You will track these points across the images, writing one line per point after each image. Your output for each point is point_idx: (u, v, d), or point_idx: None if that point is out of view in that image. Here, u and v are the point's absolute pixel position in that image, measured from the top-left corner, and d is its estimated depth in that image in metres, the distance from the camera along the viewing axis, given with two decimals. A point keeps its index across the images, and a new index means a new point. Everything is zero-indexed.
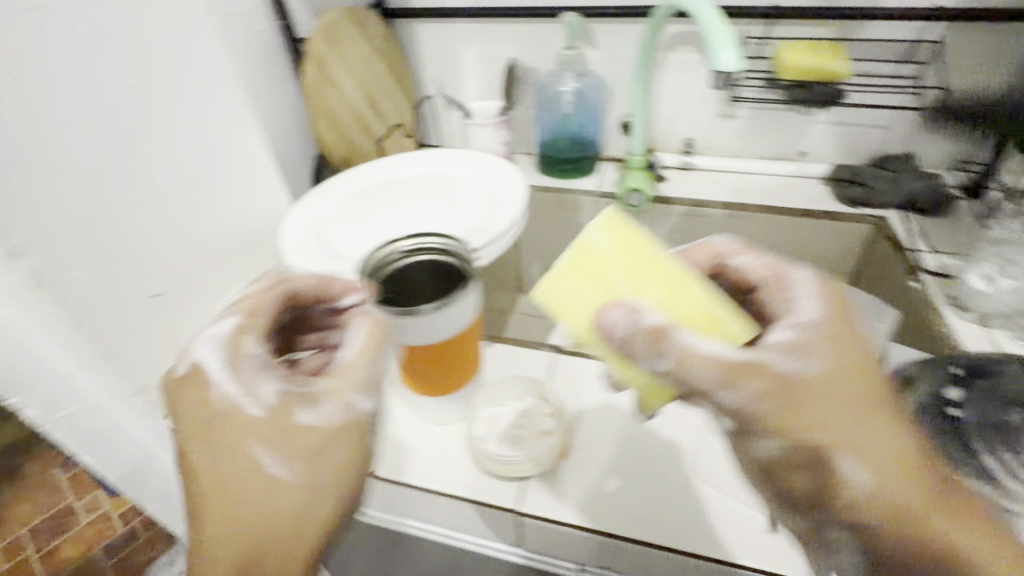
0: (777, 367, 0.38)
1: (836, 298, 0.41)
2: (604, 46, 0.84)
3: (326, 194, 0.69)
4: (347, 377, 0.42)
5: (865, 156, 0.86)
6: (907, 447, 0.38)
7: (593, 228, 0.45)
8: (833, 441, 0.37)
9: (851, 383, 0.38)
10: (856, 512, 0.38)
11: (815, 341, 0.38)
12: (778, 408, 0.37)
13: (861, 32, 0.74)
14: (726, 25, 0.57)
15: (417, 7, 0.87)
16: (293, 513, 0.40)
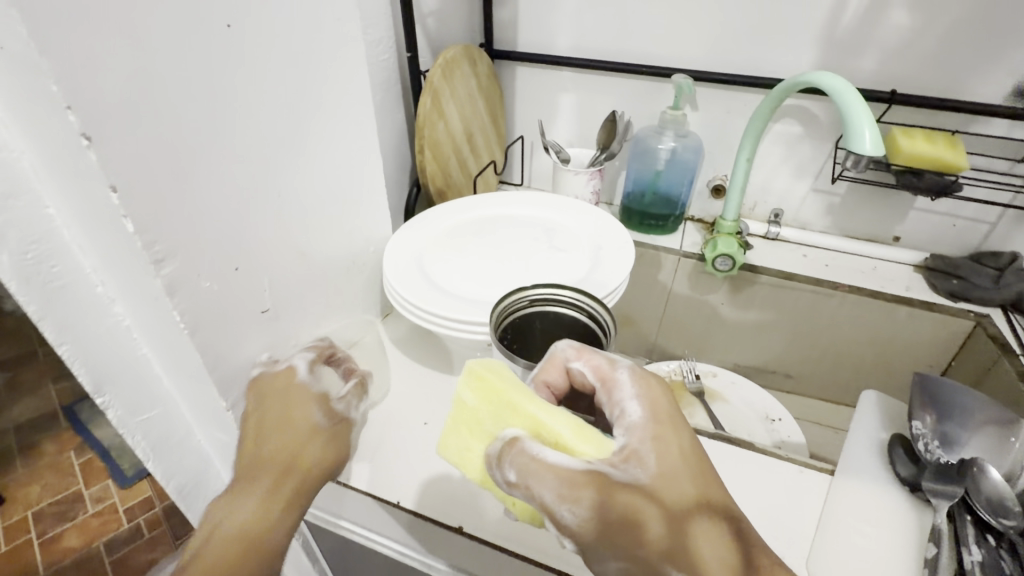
0: (622, 476, 0.36)
1: (657, 398, 0.41)
2: (704, 109, 0.86)
3: (424, 227, 0.68)
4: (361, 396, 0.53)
5: (961, 250, 0.84)
6: (734, 537, 0.36)
7: (460, 383, 0.43)
8: (659, 553, 0.35)
9: (681, 480, 0.37)
10: None
11: (656, 443, 0.38)
12: (603, 528, 0.35)
13: (977, 127, 0.74)
14: (862, 99, 0.58)
15: (526, 52, 0.91)
16: (288, 482, 0.44)
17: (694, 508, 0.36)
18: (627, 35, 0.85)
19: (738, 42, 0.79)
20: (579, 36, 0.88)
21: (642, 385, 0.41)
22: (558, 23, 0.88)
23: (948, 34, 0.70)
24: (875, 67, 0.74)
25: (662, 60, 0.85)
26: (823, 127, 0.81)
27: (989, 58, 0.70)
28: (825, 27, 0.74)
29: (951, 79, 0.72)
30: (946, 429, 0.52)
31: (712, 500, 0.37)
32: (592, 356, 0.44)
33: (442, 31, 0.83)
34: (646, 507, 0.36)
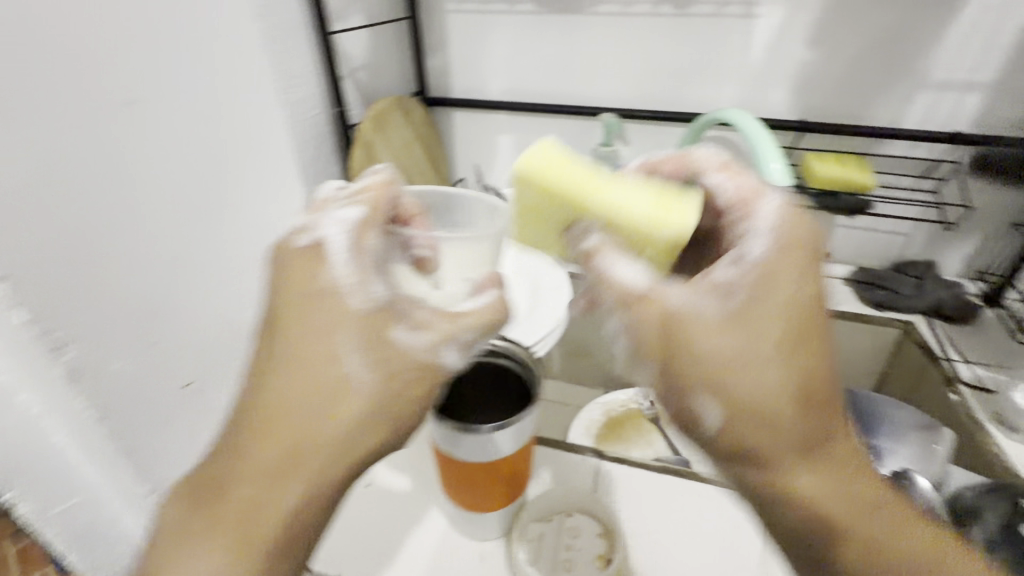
0: (699, 312, 0.37)
1: (787, 254, 0.37)
2: (634, 143, 0.89)
3: None
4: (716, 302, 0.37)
5: (885, 260, 0.89)
6: (805, 387, 0.36)
7: (528, 151, 0.43)
8: (787, 416, 0.35)
9: (772, 319, 0.36)
10: (780, 487, 0.36)
11: (767, 280, 0.36)
12: (732, 366, 0.36)
13: (880, 149, 0.79)
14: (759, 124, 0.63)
15: (460, 97, 0.93)
16: (319, 455, 0.34)
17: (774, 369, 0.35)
18: (556, 77, 0.87)
19: (659, 80, 0.83)
20: (510, 80, 0.90)
21: (794, 224, 0.38)
22: (489, 68, 0.90)
23: (847, 66, 0.75)
24: (786, 98, 0.79)
25: (590, 99, 0.88)
26: (745, 155, 0.86)
27: (886, 85, 0.75)
28: (736, 63, 0.78)
29: (854, 106, 0.77)
30: (875, 442, 0.54)
31: (798, 354, 0.36)
32: (741, 178, 0.41)
33: (374, 81, 0.84)
34: (713, 358, 0.36)
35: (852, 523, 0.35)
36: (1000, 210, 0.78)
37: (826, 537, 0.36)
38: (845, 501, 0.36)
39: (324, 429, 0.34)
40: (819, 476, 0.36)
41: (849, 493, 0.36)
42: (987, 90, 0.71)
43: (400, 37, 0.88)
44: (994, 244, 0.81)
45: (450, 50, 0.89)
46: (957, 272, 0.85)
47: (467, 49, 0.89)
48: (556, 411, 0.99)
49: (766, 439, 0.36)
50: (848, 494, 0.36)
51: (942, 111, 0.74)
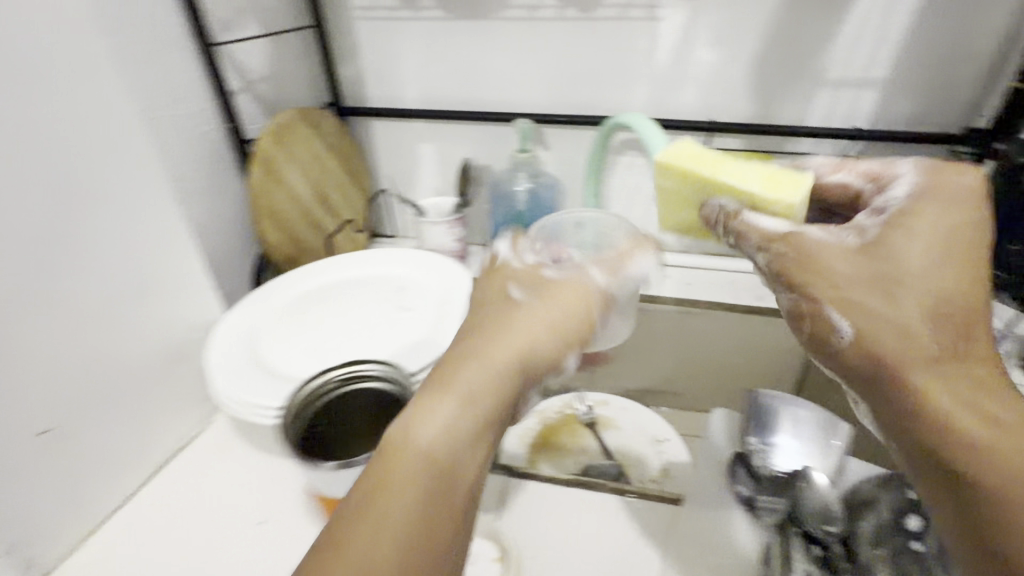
0: (896, 239, 0.36)
1: (946, 183, 0.38)
2: (554, 149, 0.88)
3: (261, 303, 0.65)
4: (925, 220, 0.36)
5: None
6: (949, 304, 0.35)
7: (675, 145, 0.49)
8: (936, 348, 0.34)
9: (913, 249, 0.36)
10: (958, 437, 0.32)
11: (914, 216, 0.37)
12: (870, 289, 0.36)
13: (788, 148, 0.80)
14: (657, 130, 0.62)
15: (375, 107, 0.90)
16: (457, 389, 0.35)
17: (955, 284, 0.35)
18: (470, 84, 0.86)
19: (571, 85, 0.83)
20: (425, 88, 0.88)
21: (938, 172, 0.39)
22: (402, 76, 0.87)
23: (748, 67, 0.76)
24: (694, 100, 0.80)
25: (506, 106, 0.87)
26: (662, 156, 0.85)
27: (787, 85, 0.76)
28: (644, 67, 0.79)
29: (758, 106, 0.78)
30: (773, 439, 0.56)
31: (972, 281, 0.35)
32: (862, 166, 0.43)
33: (279, 94, 0.81)
34: (906, 265, 0.35)
35: (1007, 450, 0.31)
36: None
37: (995, 490, 0.30)
38: (997, 432, 0.31)
39: (495, 379, 0.36)
40: (969, 397, 0.33)
41: (1005, 423, 0.32)
42: (879, 87, 0.74)
43: (306, 47, 0.85)
44: None
45: (361, 59, 0.87)
46: None
47: (378, 59, 0.86)
48: None
49: (941, 380, 0.33)
50: (1007, 431, 0.31)
51: (840, 108, 0.76)
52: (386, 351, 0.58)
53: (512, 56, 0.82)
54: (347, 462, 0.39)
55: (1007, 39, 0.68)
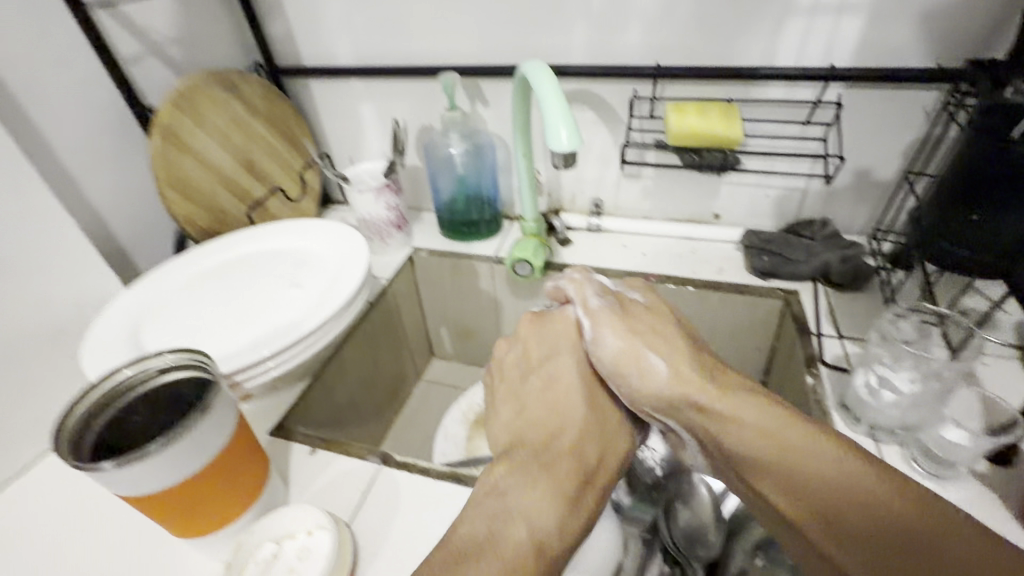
0: (646, 357, 0.43)
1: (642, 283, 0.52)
2: (493, 105, 0.80)
3: (159, 280, 0.64)
4: (626, 339, 0.44)
5: (782, 220, 0.78)
6: (731, 385, 0.40)
7: None
8: (769, 433, 0.36)
9: (659, 360, 0.42)
10: (842, 486, 0.33)
11: (637, 327, 0.45)
12: (686, 406, 0.40)
13: (753, 94, 0.68)
14: (554, 79, 0.54)
15: (308, 66, 0.85)
16: (545, 515, 0.35)
17: (727, 379, 0.41)
18: (398, 36, 0.78)
19: (503, 31, 0.73)
20: (355, 43, 0.81)
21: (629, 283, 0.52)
22: (328, 30, 0.81)
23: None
24: (641, 40, 0.69)
25: (438, 59, 0.79)
26: (611, 109, 0.75)
27: (748, 16, 0.63)
28: (579, 5, 0.68)
29: (717, 44, 0.66)
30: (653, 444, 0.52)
31: (713, 365, 0.42)
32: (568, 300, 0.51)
33: (195, 58, 0.77)
34: (671, 372, 0.41)
35: (865, 497, 0.33)
36: (897, 158, 0.67)
37: (851, 546, 0.32)
38: (833, 488, 0.33)
39: (538, 504, 0.36)
40: (795, 453, 0.35)
41: (848, 479, 0.33)
42: (864, 13, 0.59)
43: (229, 4, 0.81)
44: (895, 197, 0.70)
45: (285, 14, 0.81)
46: (859, 230, 0.75)
47: (303, 12, 0.80)
48: (447, 394, 0.95)
49: (717, 424, 0.38)
50: (804, 457, 0.35)
51: (815, 43, 0.63)
52: (257, 333, 0.55)
53: (436, 0, 0.73)
54: (135, 456, 0.35)
55: None
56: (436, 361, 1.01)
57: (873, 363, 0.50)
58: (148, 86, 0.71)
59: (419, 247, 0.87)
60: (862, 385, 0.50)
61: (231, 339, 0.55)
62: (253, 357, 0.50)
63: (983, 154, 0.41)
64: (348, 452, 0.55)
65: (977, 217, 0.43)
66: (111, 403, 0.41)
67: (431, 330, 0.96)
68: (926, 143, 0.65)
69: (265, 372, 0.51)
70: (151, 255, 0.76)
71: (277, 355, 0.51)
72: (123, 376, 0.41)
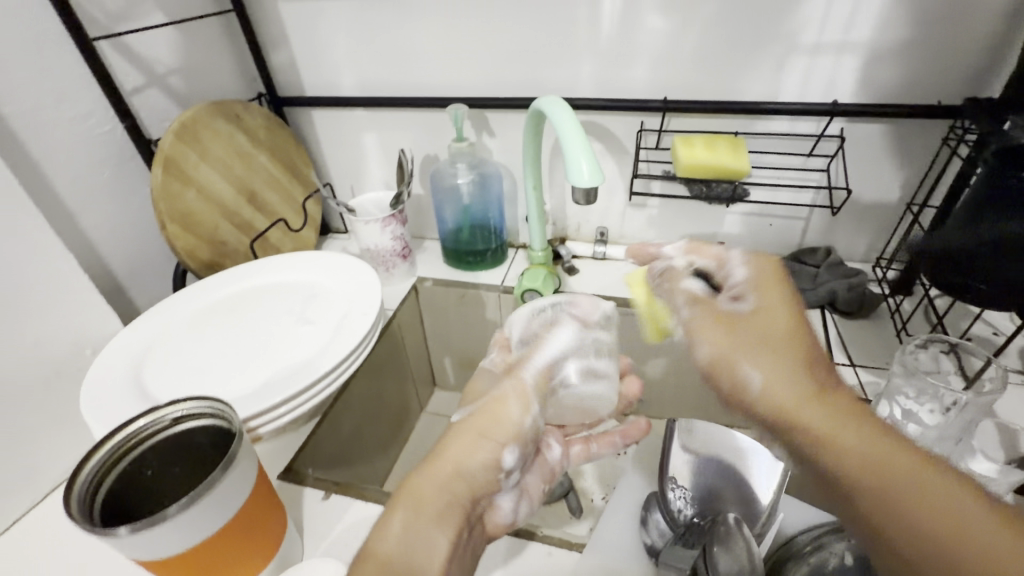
0: (737, 361, 0.39)
1: (766, 271, 0.43)
2: (500, 135, 0.80)
3: (161, 317, 0.61)
4: (738, 318, 0.41)
5: (786, 248, 0.79)
6: (794, 382, 0.37)
7: None
8: (843, 437, 0.33)
9: (756, 376, 0.38)
10: (901, 489, 0.31)
11: (750, 327, 0.40)
12: (791, 390, 0.37)
13: (757, 128, 0.70)
14: (573, 114, 0.54)
15: (311, 96, 0.84)
16: (391, 533, 0.37)
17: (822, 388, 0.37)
18: (404, 67, 0.78)
19: (510, 64, 0.74)
20: (359, 74, 0.81)
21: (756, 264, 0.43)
22: (332, 61, 0.81)
23: (706, 35, 0.65)
24: (648, 75, 0.70)
25: (444, 90, 0.79)
26: (618, 141, 0.76)
27: (752, 55, 0.65)
28: (587, 41, 0.69)
29: (722, 80, 0.68)
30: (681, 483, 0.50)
31: (823, 364, 0.38)
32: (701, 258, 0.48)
33: (197, 88, 0.76)
34: (763, 388, 0.38)
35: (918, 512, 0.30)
36: (898, 189, 0.69)
37: (912, 548, 0.30)
38: (909, 502, 0.30)
39: (387, 543, 0.37)
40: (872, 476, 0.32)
41: (914, 485, 0.31)
42: (864, 52, 0.61)
43: (232, 34, 0.80)
44: (896, 226, 0.72)
45: (289, 46, 0.81)
46: (861, 258, 0.76)
47: (307, 44, 0.80)
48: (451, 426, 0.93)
49: (802, 410, 0.36)
50: (888, 468, 0.31)
51: (817, 80, 0.64)
52: (268, 373, 0.53)
53: (443, 34, 0.74)
54: (150, 522, 0.33)
55: None
56: (438, 392, 0.98)
57: (896, 395, 0.50)
58: (148, 118, 0.69)
59: (424, 276, 0.86)
60: (886, 417, 0.50)
61: (240, 379, 0.53)
62: (267, 402, 0.48)
63: (998, 191, 0.42)
64: (364, 496, 0.53)
65: (997, 254, 0.43)
66: (120, 457, 0.39)
67: (434, 360, 0.95)
68: (925, 174, 0.67)
69: (279, 416, 0.49)
70: (148, 289, 0.73)
71: (293, 398, 0.49)
72: (136, 428, 0.39)
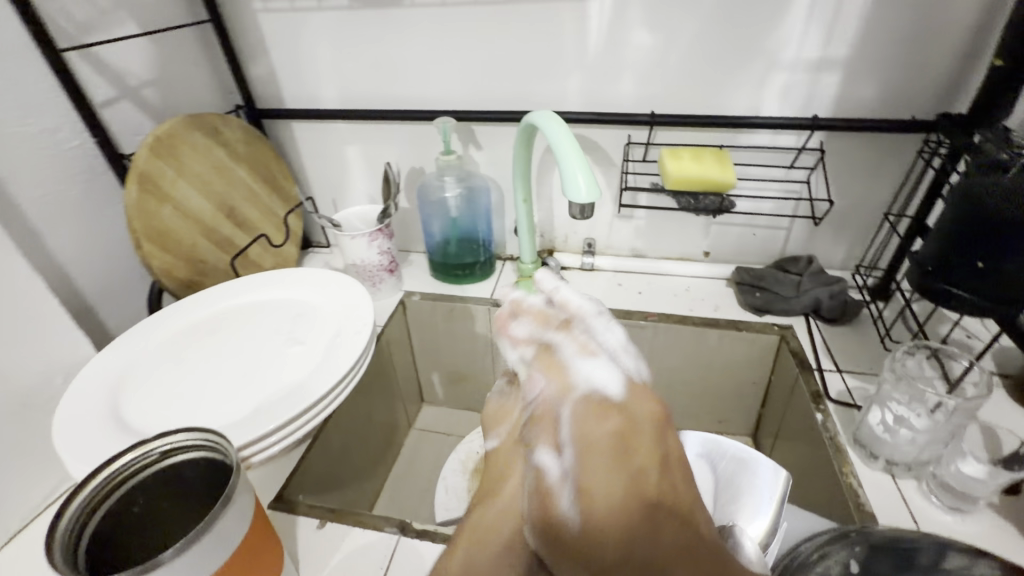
0: (556, 516, 0.30)
1: (599, 431, 0.31)
2: (487, 148, 0.80)
3: (139, 341, 0.58)
4: (587, 415, 0.33)
5: (769, 257, 0.81)
6: (611, 502, 0.29)
7: (711, 166, 0.68)
8: (598, 512, 0.29)
9: (553, 575, 0.30)
10: (607, 542, 0.28)
11: (582, 491, 0.29)
12: (569, 505, 0.30)
13: (741, 141, 0.72)
14: (567, 129, 0.54)
15: (291, 108, 0.82)
16: None
17: (626, 527, 0.28)
18: (387, 79, 0.77)
19: (496, 78, 0.74)
20: (342, 87, 0.79)
21: (589, 419, 0.32)
22: (313, 73, 0.79)
23: (690, 50, 0.67)
24: (634, 89, 0.71)
25: (430, 103, 0.78)
26: (605, 154, 0.76)
27: (735, 70, 0.67)
28: (574, 55, 0.70)
29: (707, 95, 0.69)
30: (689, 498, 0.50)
31: (647, 492, 0.29)
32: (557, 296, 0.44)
33: (172, 101, 0.73)
34: (570, 544, 0.29)
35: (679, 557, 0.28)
36: (875, 199, 0.72)
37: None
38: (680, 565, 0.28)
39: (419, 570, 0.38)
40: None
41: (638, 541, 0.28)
42: (841, 69, 0.64)
43: (207, 45, 0.77)
44: (874, 234, 0.74)
45: (268, 57, 0.79)
46: (840, 266, 0.79)
47: (287, 56, 0.78)
48: (440, 442, 0.91)
49: (561, 521, 0.30)
50: (634, 534, 0.28)
51: (797, 95, 0.67)
52: (257, 399, 0.51)
53: (429, 47, 0.73)
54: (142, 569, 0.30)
55: (989, 8, 0.57)
56: (427, 407, 0.97)
57: (887, 403, 0.52)
58: (121, 131, 0.66)
59: (412, 291, 0.84)
60: (878, 423, 0.52)
61: (229, 405, 0.50)
62: (259, 429, 0.46)
63: (978, 203, 0.44)
64: (363, 522, 0.51)
65: (981, 263, 0.45)
66: (101, 497, 0.36)
67: (422, 375, 0.93)
68: (900, 185, 0.70)
69: (272, 444, 0.47)
70: (122, 310, 0.69)
71: (287, 424, 0.47)
72: (120, 464, 0.36)
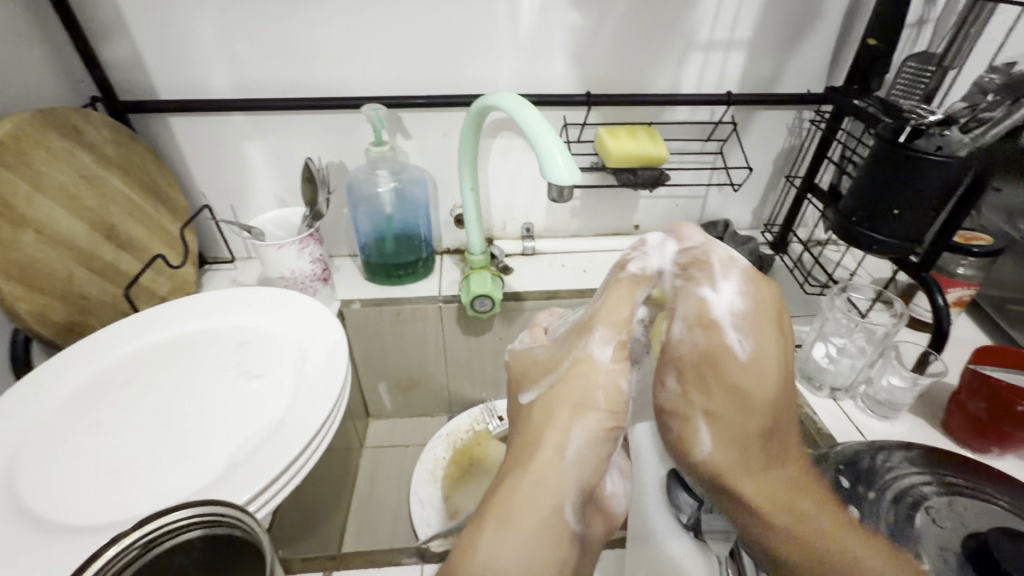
0: (720, 344, 0.39)
1: (767, 296, 0.40)
2: (417, 137, 0.74)
3: (27, 405, 0.45)
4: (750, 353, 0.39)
5: (690, 224, 0.89)
6: (729, 455, 0.39)
7: (648, 144, 0.72)
8: (763, 498, 0.38)
9: (673, 385, 0.41)
10: (809, 517, 0.37)
11: (749, 324, 0.39)
12: (747, 452, 0.39)
13: (665, 117, 0.76)
14: (537, 111, 0.53)
15: (170, 99, 0.68)
16: (534, 534, 0.36)
17: (782, 495, 0.38)
18: (296, 64, 0.67)
19: (423, 59, 0.69)
20: (237, 72, 0.67)
21: (755, 285, 0.39)
22: (197, 56, 0.66)
23: (619, 31, 0.69)
24: (567, 70, 0.71)
25: (350, 89, 0.70)
26: None
27: (658, 50, 0.71)
28: (506, 35, 0.68)
29: (635, 74, 0.72)
30: None
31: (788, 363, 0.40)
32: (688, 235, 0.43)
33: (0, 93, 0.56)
34: (734, 369, 0.38)
35: (824, 541, 0.36)
36: (772, 164, 0.82)
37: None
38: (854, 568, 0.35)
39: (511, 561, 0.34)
40: (767, 490, 0.38)
41: (825, 527, 0.37)
42: (746, 48, 0.71)
43: (40, 20, 0.60)
44: (773, 195, 0.85)
45: (132, 38, 0.64)
46: (747, 226, 0.89)
47: (160, 36, 0.64)
48: (398, 457, 0.85)
49: (745, 476, 0.38)
50: (808, 522, 0.37)
51: (711, 73, 0.73)
52: (229, 450, 0.42)
53: (343, 25, 0.65)
54: None
55: None
56: (375, 421, 0.89)
57: (829, 336, 0.62)
58: None
59: (350, 298, 0.77)
60: (823, 355, 0.62)
61: (189, 461, 0.41)
62: (250, 484, 0.38)
63: (890, 160, 0.52)
64: (376, 561, 0.46)
65: (897, 210, 0.54)
66: None
67: (367, 388, 0.86)
68: (792, 150, 0.81)
69: (265, 499, 0.39)
70: None
71: (286, 469, 0.40)
72: (96, 565, 0.28)
